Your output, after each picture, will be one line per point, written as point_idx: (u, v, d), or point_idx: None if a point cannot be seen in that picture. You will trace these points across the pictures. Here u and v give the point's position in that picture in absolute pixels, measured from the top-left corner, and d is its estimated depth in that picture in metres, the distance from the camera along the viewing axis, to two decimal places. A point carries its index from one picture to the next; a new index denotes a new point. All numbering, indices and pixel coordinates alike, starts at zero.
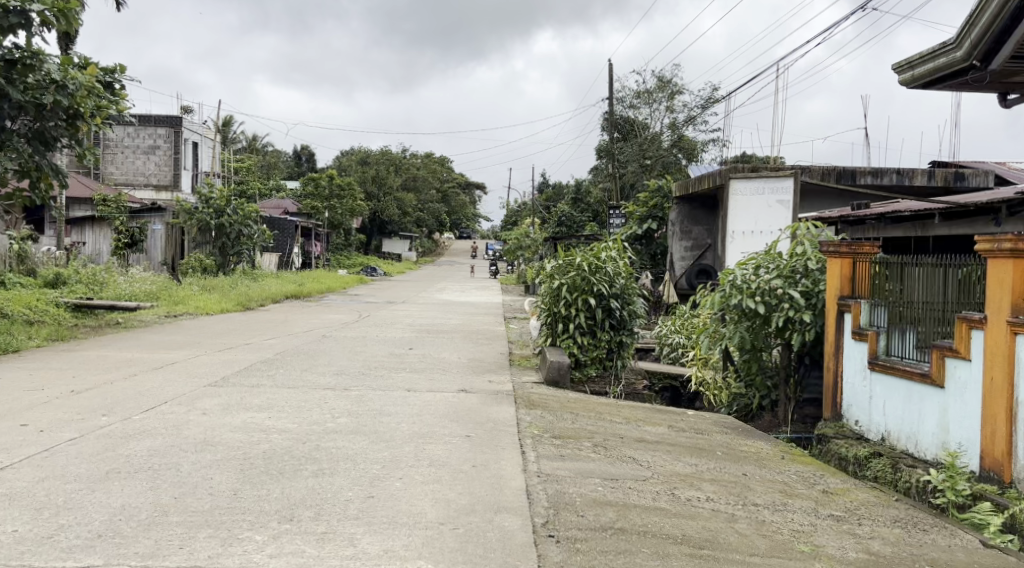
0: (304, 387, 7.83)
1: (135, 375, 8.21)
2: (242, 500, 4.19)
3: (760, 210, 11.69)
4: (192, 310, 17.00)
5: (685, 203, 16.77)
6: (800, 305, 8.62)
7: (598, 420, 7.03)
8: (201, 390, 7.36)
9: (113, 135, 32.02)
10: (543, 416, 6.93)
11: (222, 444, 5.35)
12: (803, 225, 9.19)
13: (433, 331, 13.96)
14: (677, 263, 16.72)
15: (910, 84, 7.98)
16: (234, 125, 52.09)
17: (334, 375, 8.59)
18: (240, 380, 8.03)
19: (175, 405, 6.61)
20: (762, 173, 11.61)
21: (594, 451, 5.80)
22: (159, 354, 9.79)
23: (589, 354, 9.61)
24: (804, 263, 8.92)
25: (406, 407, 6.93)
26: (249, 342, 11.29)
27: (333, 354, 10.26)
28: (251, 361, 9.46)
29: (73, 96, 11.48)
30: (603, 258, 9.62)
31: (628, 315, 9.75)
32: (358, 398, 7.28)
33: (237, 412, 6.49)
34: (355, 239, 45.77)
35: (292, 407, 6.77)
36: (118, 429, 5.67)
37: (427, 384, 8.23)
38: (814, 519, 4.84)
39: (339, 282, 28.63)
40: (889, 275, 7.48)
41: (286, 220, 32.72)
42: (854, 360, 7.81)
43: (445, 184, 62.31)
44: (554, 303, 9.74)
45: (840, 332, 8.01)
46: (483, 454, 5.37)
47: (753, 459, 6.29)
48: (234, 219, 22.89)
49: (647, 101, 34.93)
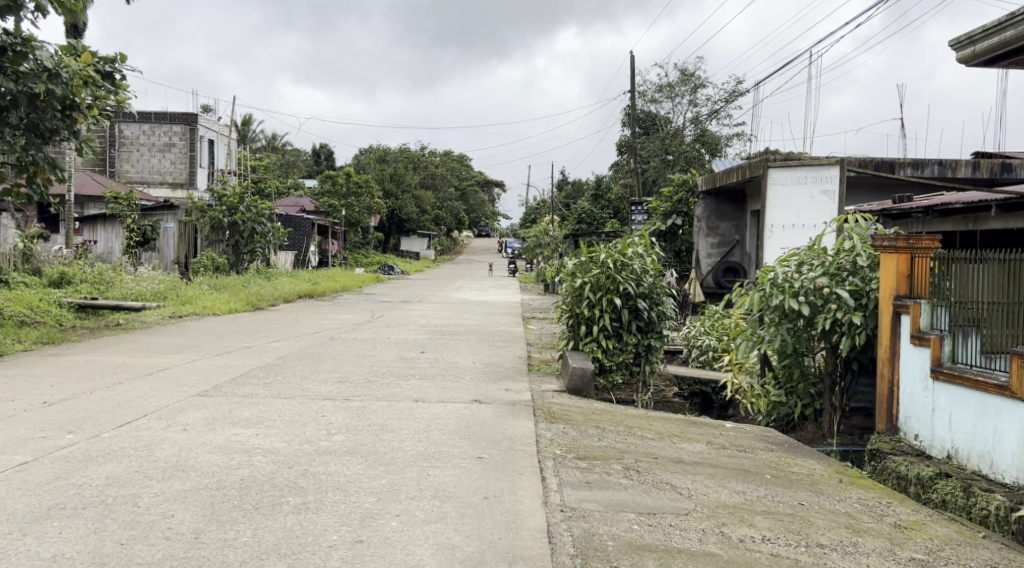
0: (302, 397, 7.09)
1: (120, 383, 7.52)
2: (200, 549, 3.49)
3: (802, 201, 10.85)
4: (199, 310, 16.36)
5: (711, 197, 15.90)
6: (849, 306, 7.85)
7: (626, 436, 6.25)
8: (187, 401, 6.66)
9: (128, 132, 31.59)
10: (565, 432, 6.17)
11: (194, 470, 4.63)
12: (851, 218, 8.37)
13: (447, 332, 13.23)
14: (703, 261, 15.86)
15: (970, 61, 7.14)
16: (253, 125, 51.75)
17: (336, 383, 7.86)
18: (232, 390, 7.30)
19: (154, 419, 5.92)
20: (804, 161, 10.79)
21: (624, 476, 5.03)
22: (154, 359, 9.11)
23: (614, 359, 8.86)
24: (851, 260, 8.13)
25: (411, 422, 6.18)
26: (251, 346, 10.58)
27: (339, 359, 9.54)
28: (248, 366, 8.75)
29: (68, 86, 10.83)
30: (630, 255, 8.79)
31: (657, 316, 8.93)
32: (359, 411, 6.53)
33: (221, 428, 5.77)
34: (374, 238, 45.16)
35: (284, 422, 6.04)
36: (79, 450, 4.96)
37: (437, 394, 7.46)
38: (894, 564, 4.07)
39: (355, 280, 28.00)
40: (953, 274, 6.67)
41: (302, 218, 32.03)
42: (913, 367, 6.99)
43: (463, 183, 61.55)
44: (576, 304, 8.99)
45: (896, 337, 7.19)
46: (496, 482, 4.62)
47: (807, 484, 5.49)
48: (247, 216, 22.22)
49: (670, 95, 33.96)
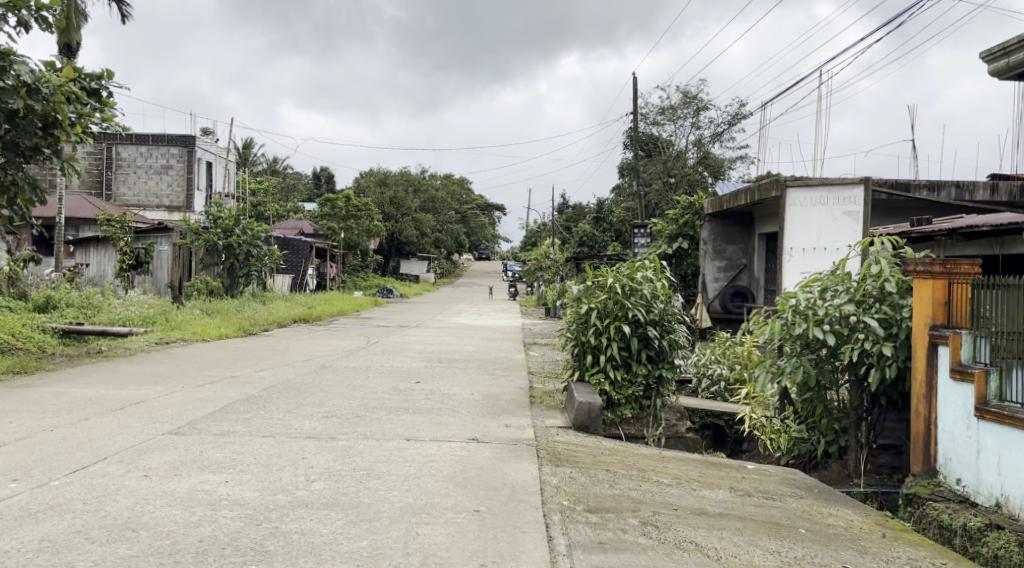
0: (283, 436, 6.47)
1: (87, 419, 6.88)
2: None
3: (823, 223, 10.28)
4: (188, 336, 15.72)
5: (718, 220, 15.36)
6: (878, 335, 7.27)
7: (640, 482, 5.65)
8: (155, 441, 6.04)
9: (125, 154, 31.13)
10: (573, 477, 5.56)
11: (146, 528, 4.02)
12: (877, 240, 7.78)
13: (444, 360, 12.60)
14: (709, 285, 15.33)
15: (1003, 74, 6.58)
16: (253, 148, 51.29)
17: (322, 418, 7.23)
18: (207, 427, 6.68)
19: (113, 463, 5.29)
20: (825, 180, 10.24)
21: (642, 534, 4.43)
22: (130, 391, 8.48)
23: (623, 392, 8.23)
24: (879, 286, 7.55)
25: (400, 466, 5.55)
26: (235, 376, 9.94)
27: (328, 390, 8.90)
28: (230, 399, 8.12)
29: (48, 101, 10.24)
30: (639, 279, 8.20)
31: (669, 345, 8.29)
32: (344, 453, 5.90)
33: (188, 474, 5.15)
34: (373, 261, 44.45)
35: (258, 467, 5.42)
36: (18, 503, 4.35)
37: (431, 431, 6.83)
38: None
39: (353, 304, 27.36)
40: (997, 303, 6.10)
41: (300, 241, 31.53)
42: (953, 405, 6.38)
43: (463, 206, 60.99)
44: (582, 332, 8.39)
45: (933, 370, 6.58)
46: (495, 544, 4.03)
47: (847, 539, 4.89)
48: (243, 239, 21.75)
49: (671, 117, 33.45)
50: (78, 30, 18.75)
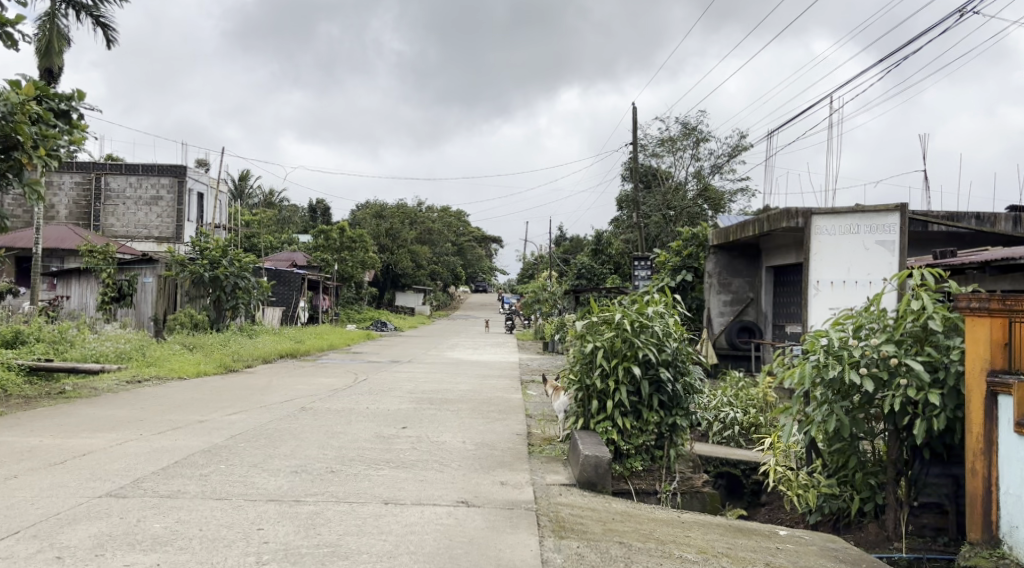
0: (240, 498, 5.55)
1: (16, 477, 5.96)
2: None
3: (855, 253, 9.54)
4: (164, 374, 14.78)
5: (723, 252, 14.50)
6: (924, 381, 6.38)
7: (660, 559, 4.78)
8: (87, 506, 5.14)
9: (114, 185, 30.32)
10: (581, 556, 4.67)
11: None
12: (916, 272, 6.91)
13: (435, 401, 11.65)
14: (714, 319, 14.43)
15: None
16: (250, 179, 50.55)
17: (290, 474, 6.33)
18: (154, 486, 5.77)
19: (24, 539, 4.42)
20: (856, 208, 9.48)
21: None
22: (79, 440, 7.54)
23: (633, 441, 7.35)
24: (921, 324, 6.66)
25: (373, 540, 4.65)
26: (203, 420, 8.99)
27: (303, 438, 7.98)
28: (190, 450, 7.20)
29: (7, 121, 9.31)
30: (649, 315, 7.31)
31: (683, 389, 7.37)
32: (307, 522, 4.98)
33: (111, 554, 4.27)
34: (366, 293, 43.51)
35: (201, 542, 4.51)
36: None
37: (415, 491, 5.92)
38: None
39: (345, 338, 26.43)
40: None
41: (291, 273, 30.51)
42: (1019, 464, 5.50)
43: (460, 239, 60.30)
44: (585, 373, 7.51)
45: (993, 423, 5.70)
46: None
47: None
48: (230, 270, 20.88)
49: (671, 149, 32.79)
50: (60, 55, 17.97)
